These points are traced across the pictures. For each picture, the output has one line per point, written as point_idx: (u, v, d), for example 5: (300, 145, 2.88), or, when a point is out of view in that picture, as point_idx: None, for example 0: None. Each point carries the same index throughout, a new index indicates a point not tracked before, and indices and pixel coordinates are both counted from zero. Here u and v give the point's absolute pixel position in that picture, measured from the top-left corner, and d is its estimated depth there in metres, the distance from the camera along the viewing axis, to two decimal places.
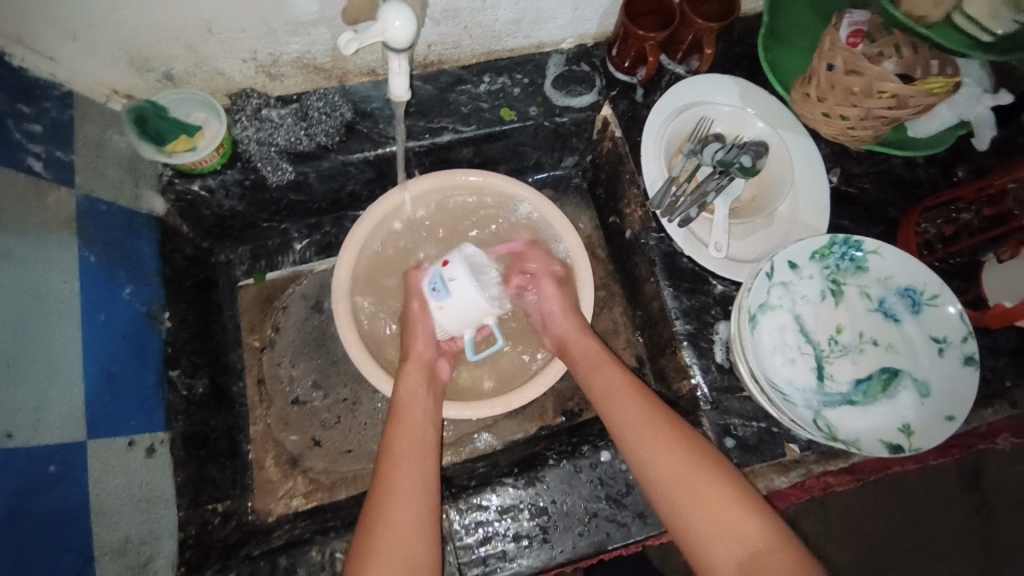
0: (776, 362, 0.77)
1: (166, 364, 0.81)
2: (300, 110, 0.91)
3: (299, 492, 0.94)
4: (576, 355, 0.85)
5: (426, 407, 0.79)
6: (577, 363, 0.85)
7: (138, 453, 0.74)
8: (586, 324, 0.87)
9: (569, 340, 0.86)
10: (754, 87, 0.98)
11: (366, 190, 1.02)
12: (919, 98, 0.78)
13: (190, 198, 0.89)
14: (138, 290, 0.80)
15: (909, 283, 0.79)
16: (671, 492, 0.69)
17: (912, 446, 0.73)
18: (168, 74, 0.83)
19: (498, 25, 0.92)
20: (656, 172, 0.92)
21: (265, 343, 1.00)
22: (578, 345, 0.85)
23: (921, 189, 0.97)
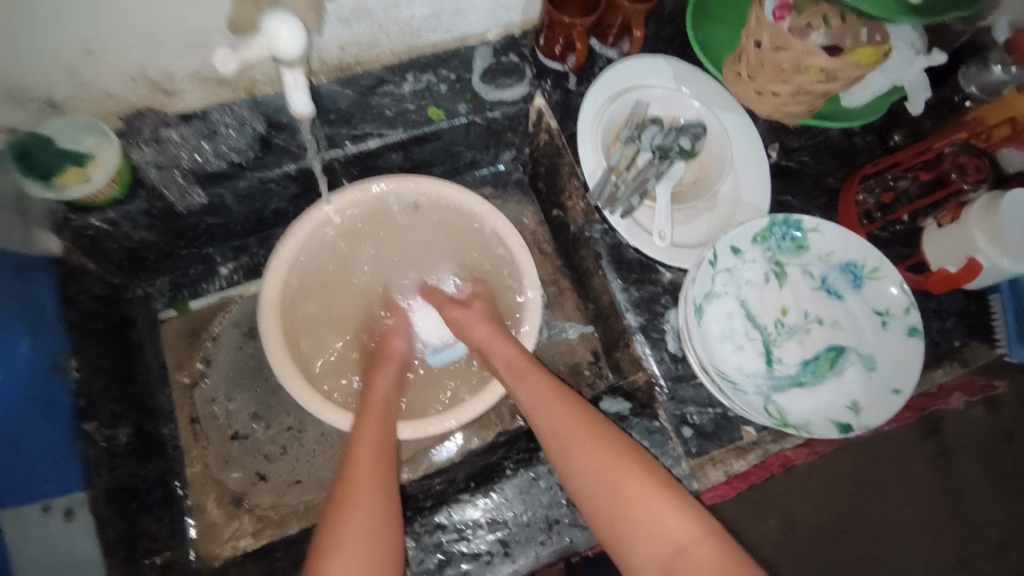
0: (724, 350, 0.75)
1: (79, 419, 0.74)
2: (207, 128, 0.84)
3: (246, 532, 0.89)
4: (496, 361, 0.81)
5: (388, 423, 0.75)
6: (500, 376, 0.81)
7: (56, 518, 0.68)
8: (501, 329, 0.84)
9: (487, 348, 0.83)
10: (685, 65, 0.95)
11: (292, 206, 0.97)
12: (847, 69, 0.76)
13: (91, 233, 0.81)
14: (39, 342, 0.72)
15: (851, 258, 0.78)
16: (605, 493, 0.66)
17: (861, 423, 0.73)
18: (52, 101, 0.74)
19: (415, 21, 0.86)
20: (594, 162, 0.89)
21: (196, 378, 0.94)
22: (496, 356, 0.82)
23: (859, 156, 0.97)
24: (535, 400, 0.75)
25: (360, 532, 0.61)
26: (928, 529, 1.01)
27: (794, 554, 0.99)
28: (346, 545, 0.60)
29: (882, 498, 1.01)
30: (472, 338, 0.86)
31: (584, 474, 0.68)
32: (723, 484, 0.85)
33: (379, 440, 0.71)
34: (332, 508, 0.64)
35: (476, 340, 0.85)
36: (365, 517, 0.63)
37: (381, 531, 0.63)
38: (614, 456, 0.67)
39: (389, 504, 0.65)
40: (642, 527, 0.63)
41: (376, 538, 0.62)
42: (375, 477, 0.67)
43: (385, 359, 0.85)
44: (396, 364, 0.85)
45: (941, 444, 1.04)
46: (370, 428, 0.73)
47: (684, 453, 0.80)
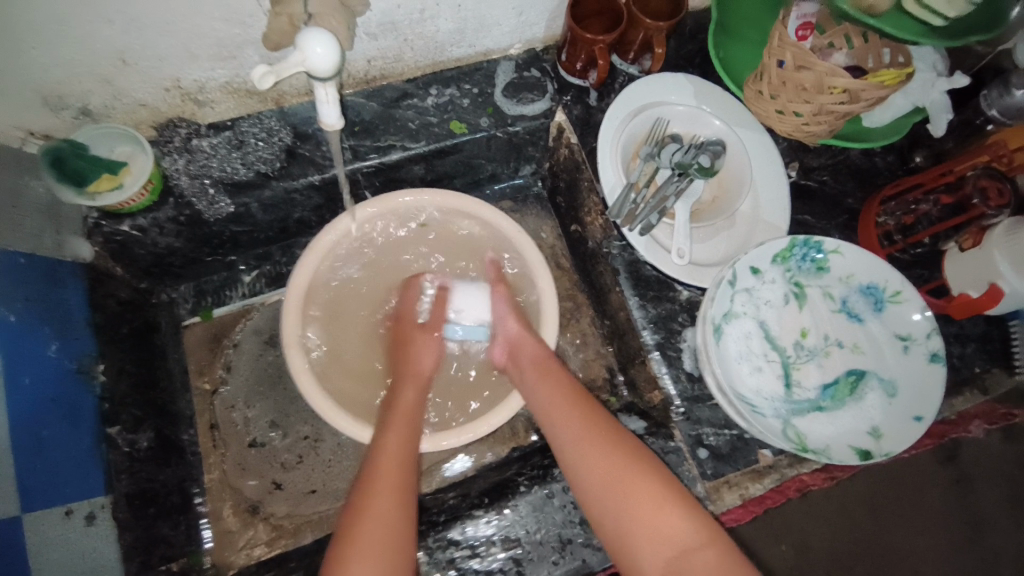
0: (742, 371, 0.76)
1: (103, 422, 0.76)
2: (235, 138, 0.85)
3: (260, 540, 0.89)
4: (525, 359, 0.82)
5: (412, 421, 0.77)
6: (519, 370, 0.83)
7: (76, 522, 0.69)
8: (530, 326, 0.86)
9: (518, 343, 0.84)
10: (707, 84, 0.96)
11: (315, 216, 0.98)
12: (871, 91, 0.75)
13: (120, 238, 0.83)
14: (66, 346, 0.74)
15: (871, 281, 0.78)
16: (607, 493, 0.67)
17: (882, 450, 0.72)
18: (86, 109, 0.76)
19: (440, 35, 0.88)
20: (614, 179, 0.89)
21: (217, 384, 0.95)
22: (525, 352, 0.83)
23: (879, 177, 0.97)
24: (556, 402, 0.76)
25: (379, 539, 0.63)
26: (947, 556, 0.99)
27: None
28: (364, 549, 0.62)
29: (900, 523, 1.00)
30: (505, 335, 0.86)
31: (588, 480, 0.69)
32: (738, 508, 0.83)
33: (397, 445, 0.72)
34: (351, 511, 0.66)
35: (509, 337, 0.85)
36: (383, 521, 0.64)
37: (396, 531, 0.64)
38: (617, 459, 0.69)
39: (407, 508, 0.67)
40: (642, 526, 0.64)
41: (395, 542, 0.63)
42: (393, 483, 0.68)
43: (411, 377, 0.82)
44: (423, 381, 0.83)
45: (960, 471, 1.03)
46: (392, 428, 0.74)
47: (700, 475, 0.80)
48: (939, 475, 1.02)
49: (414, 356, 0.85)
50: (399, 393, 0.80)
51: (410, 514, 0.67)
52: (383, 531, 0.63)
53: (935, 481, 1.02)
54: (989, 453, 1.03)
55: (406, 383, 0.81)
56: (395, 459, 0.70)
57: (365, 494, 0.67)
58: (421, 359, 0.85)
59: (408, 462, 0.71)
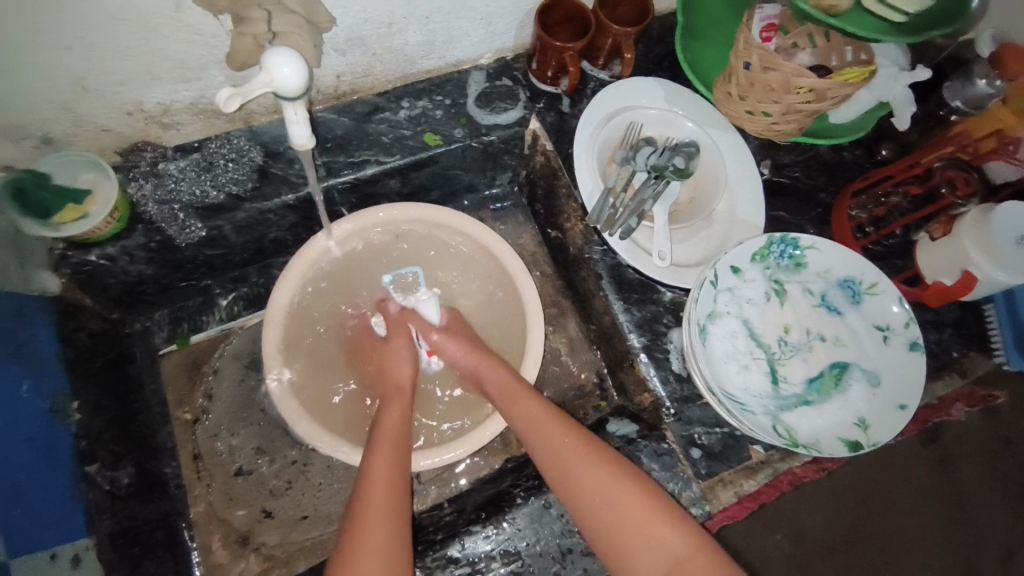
0: (730, 371, 0.77)
1: (81, 462, 0.73)
2: (204, 160, 0.83)
3: (253, 572, 0.87)
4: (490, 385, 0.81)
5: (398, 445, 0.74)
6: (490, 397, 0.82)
7: (63, 565, 0.66)
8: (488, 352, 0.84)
9: (478, 372, 0.82)
10: (678, 87, 0.97)
11: (291, 235, 0.96)
12: (836, 89, 0.77)
13: (89, 268, 0.80)
14: (37, 385, 0.71)
15: (848, 275, 0.80)
16: (602, 511, 0.67)
17: (871, 441, 0.74)
18: (48, 138, 0.74)
19: (409, 48, 0.87)
20: (592, 184, 0.89)
21: (198, 414, 0.93)
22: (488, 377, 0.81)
23: (849, 172, 0.99)
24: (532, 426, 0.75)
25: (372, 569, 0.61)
26: (935, 534, 1.01)
27: (804, 567, 0.99)
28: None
29: (888, 506, 1.01)
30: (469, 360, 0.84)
31: (582, 498, 0.69)
32: (733, 505, 0.82)
33: (386, 470, 0.70)
34: (342, 544, 0.64)
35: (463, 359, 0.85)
36: (375, 554, 0.62)
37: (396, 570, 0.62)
38: (608, 476, 0.68)
39: (402, 537, 0.65)
40: (638, 541, 0.64)
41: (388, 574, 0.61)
42: (385, 512, 0.66)
43: (393, 397, 0.80)
44: (406, 400, 0.80)
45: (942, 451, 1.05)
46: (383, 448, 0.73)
47: (694, 475, 0.81)
48: (924, 455, 1.04)
49: (390, 371, 0.83)
50: (384, 415, 0.77)
51: (405, 547, 0.64)
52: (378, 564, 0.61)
53: (920, 460, 1.04)
54: (970, 431, 1.04)
55: (391, 404, 0.79)
56: (384, 486, 0.68)
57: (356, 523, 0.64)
58: (401, 375, 0.83)
59: (398, 487, 0.69)
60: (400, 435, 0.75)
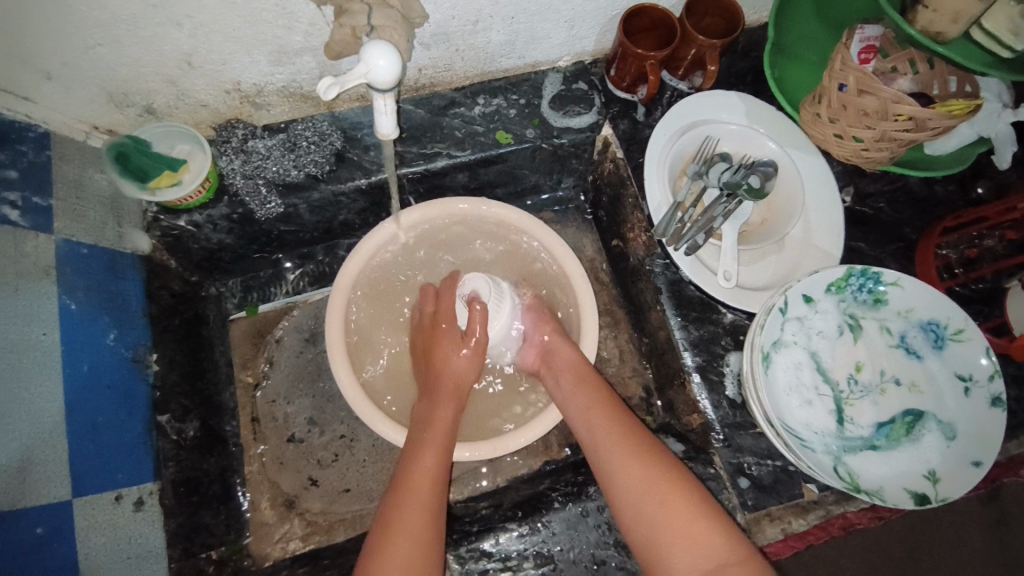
0: (791, 404, 0.73)
1: (154, 410, 0.78)
2: (289, 140, 0.87)
3: (296, 534, 0.91)
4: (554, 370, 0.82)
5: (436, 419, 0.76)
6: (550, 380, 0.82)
7: (126, 507, 0.70)
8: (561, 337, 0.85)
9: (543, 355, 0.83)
10: (761, 104, 0.93)
11: (359, 219, 0.99)
12: (938, 120, 0.72)
13: (177, 233, 0.86)
14: (123, 335, 0.76)
15: (932, 317, 0.75)
16: (644, 509, 0.66)
17: (938, 495, 0.69)
18: (149, 108, 0.80)
19: (491, 47, 0.88)
20: (660, 197, 0.87)
21: (258, 378, 0.98)
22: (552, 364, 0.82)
23: (940, 207, 0.93)
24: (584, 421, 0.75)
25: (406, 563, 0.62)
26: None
27: None
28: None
29: (937, 563, 0.94)
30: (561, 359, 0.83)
31: (623, 505, 0.68)
32: (778, 542, 0.80)
33: (428, 469, 0.70)
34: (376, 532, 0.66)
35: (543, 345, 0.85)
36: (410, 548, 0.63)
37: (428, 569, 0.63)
38: (654, 475, 0.68)
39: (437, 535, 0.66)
40: (681, 541, 0.63)
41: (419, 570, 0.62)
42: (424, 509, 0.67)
43: (447, 393, 0.79)
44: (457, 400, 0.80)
45: (999, 510, 0.96)
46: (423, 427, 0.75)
47: (739, 504, 0.78)
48: (979, 514, 0.96)
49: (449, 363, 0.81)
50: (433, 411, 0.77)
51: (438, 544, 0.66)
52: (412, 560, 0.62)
53: (973, 520, 0.96)
54: None
55: (434, 393, 0.79)
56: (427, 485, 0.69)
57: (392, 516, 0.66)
58: (460, 373, 0.81)
59: (439, 486, 0.70)
60: (442, 426, 0.76)
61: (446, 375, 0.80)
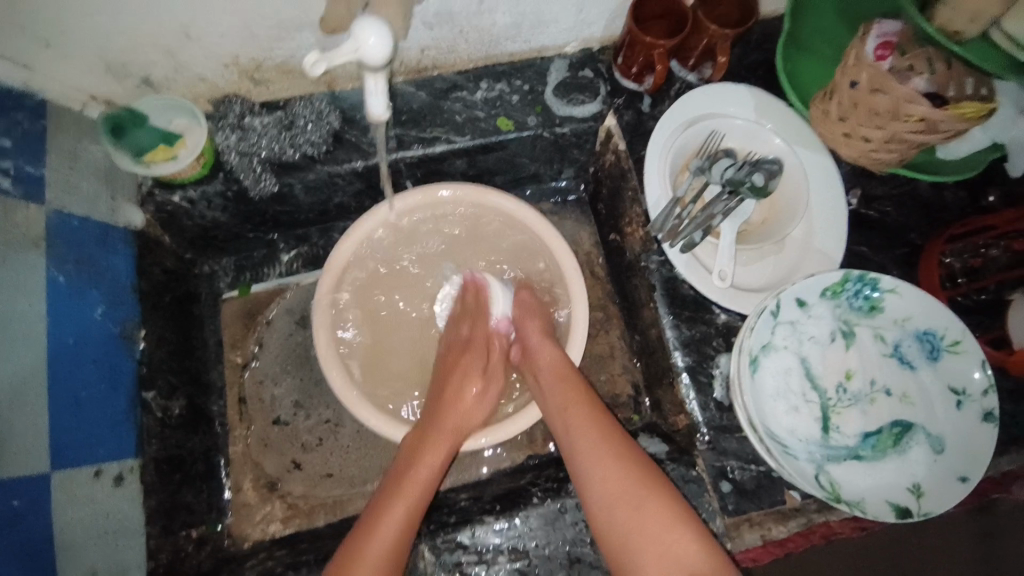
0: (778, 409, 0.73)
1: (140, 387, 0.79)
2: (286, 119, 0.86)
3: (276, 517, 0.92)
4: (541, 367, 0.81)
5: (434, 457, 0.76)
6: (538, 378, 0.81)
7: (105, 483, 0.71)
8: (549, 329, 0.85)
9: (534, 350, 0.82)
10: (770, 98, 0.91)
11: (355, 202, 0.98)
12: (950, 122, 0.70)
13: (170, 209, 0.85)
14: (111, 310, 0.77)
15: (929, 327, 0.73)
16: (616, 514, 0.66)
17: (921, 509, 0.68)
18: (147, 79, 0.78)
19: (496, 29, 0.86)
20: (660, 191, 0.85)
21: (248, 359, 0.98)
22: (540, 360, 0.81)
23: (948, 214, 0.90)
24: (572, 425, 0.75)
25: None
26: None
27: None
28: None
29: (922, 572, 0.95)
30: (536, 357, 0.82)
31: (597, 511, 0.68)
32: (756, 547, 0.79)
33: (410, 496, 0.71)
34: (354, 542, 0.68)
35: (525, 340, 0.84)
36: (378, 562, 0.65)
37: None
38: (628, 477, 0.68)
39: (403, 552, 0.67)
40: (652, 546, 0.64)
41: None
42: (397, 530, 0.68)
43: (450, 433, 0.79)
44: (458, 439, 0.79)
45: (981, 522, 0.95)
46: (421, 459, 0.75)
47: (719, 508, 0.78)
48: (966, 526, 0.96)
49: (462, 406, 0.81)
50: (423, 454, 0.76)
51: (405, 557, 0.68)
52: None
53: (961, 531, 0.96)
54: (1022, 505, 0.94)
55: (428, 446, 0.77)
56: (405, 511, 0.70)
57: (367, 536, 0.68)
58: (464, 414, 0.81)
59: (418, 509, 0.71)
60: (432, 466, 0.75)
61: (452, 418, 0.80)
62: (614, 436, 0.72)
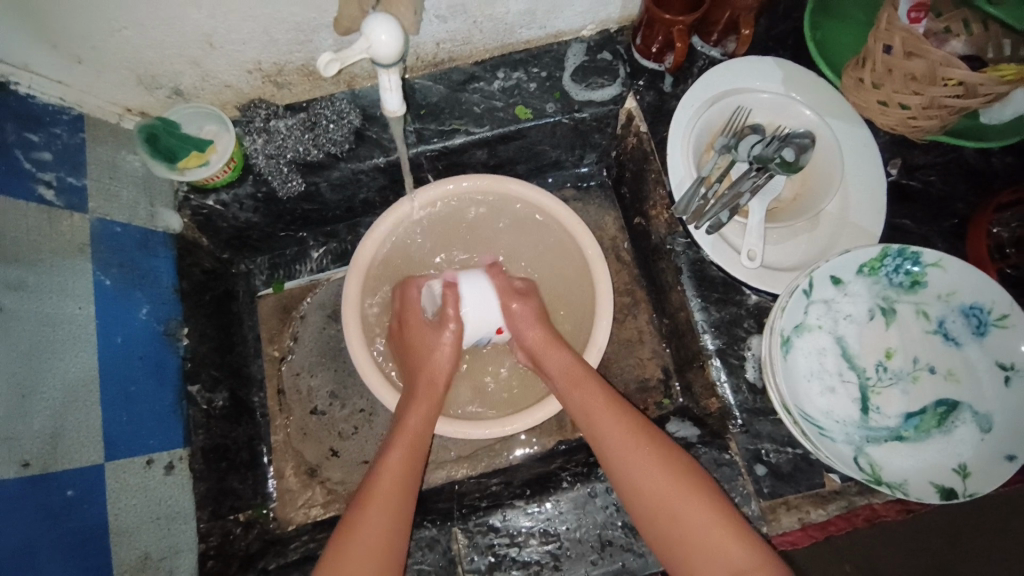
0: (812, 391, 0.70)
1: (185, 381, 0.83)
2: (309, 120, 0.89)
3: (317, 501, 0.95)
4: (554, 370, 0.79)
5: (427, 405, 0.78)
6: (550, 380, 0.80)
7: (156, 471, 0.75)
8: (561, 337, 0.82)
9: (544, 353, 0.81)
10: (799, 70, 0.87)
11: (380, 197, 1.00)
12: (990, 86, 0.66)
13: (206, 211, 0.89)
14: (155, 309, 0.81)
15: (976, 301, 0.69)
16: (658, 520, 0.66)
17: (968, 492, 0.65)
18: (177, 90, 0.82)
19: (510, 17, 0.85)
20: (684, 171, 0.83)
21: (285, 352, 1.01)
22: (551, 361, 0.80)
23: (999, 180, 0.85)
24: (595, 414, 0.74)
25: (369, 541, 0.65)
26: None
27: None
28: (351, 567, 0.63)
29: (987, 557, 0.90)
30: (524, 341, 0.83)
31: (635, 502, 0.67)
32: (795, 530, 0.76)
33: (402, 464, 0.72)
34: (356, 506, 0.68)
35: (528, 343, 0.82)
36: (377, 524, 0.66)
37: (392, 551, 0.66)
38: (670, 484, 0.66)
39: (403, 517, 0.68)
40: (695, 552, 0.63)
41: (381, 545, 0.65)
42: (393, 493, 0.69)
43: (424, 394, 0.79)
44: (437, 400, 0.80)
45: None
46: (416, 406, 0.78)
47: (755, 492, 0.76)
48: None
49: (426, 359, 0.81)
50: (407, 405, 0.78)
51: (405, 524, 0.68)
52: (379, 531, 0.66)
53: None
54: None
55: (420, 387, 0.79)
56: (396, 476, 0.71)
57: (364, 501, 0.68)
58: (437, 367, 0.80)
59: (410, 478, 0.72)
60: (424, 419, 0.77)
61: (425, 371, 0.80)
62: (657, 437, 0.71)
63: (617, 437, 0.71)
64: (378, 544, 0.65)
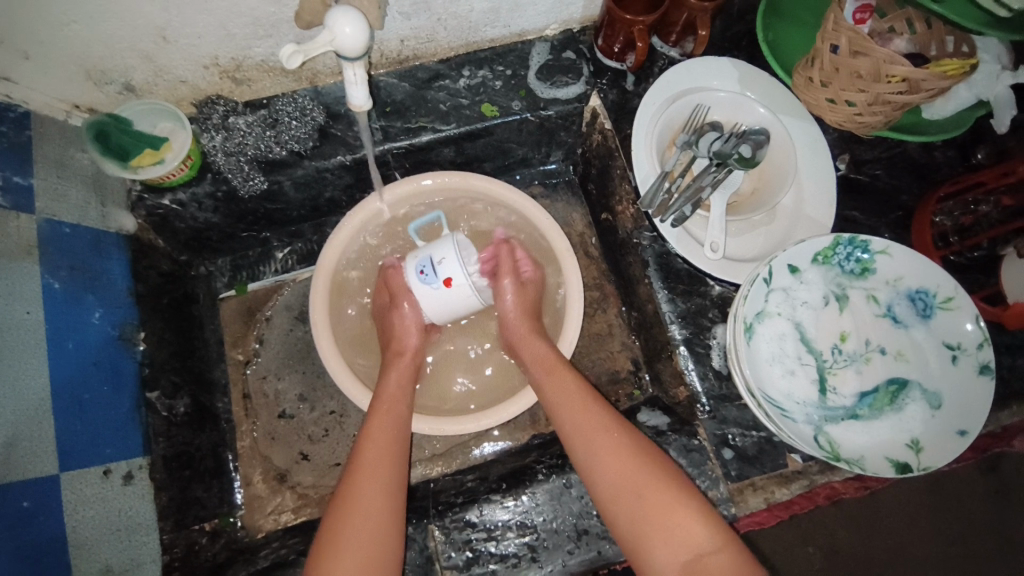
0: (774, 374, 0.73)
1: (143, 388, 0.79)
2: (270, 116, 0.86)
3: (287, 507, 0.93)
4: (531, 359, 0.81)
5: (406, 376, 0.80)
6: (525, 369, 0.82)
7: (115, 481, 0.72)
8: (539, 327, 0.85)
9: (521, 343, 0.83)
10: (752, 68, 0.90)
11: (346, 196, 0.99)
12: (933, 81, 0.71)
13: (162, 212, 0.86)
14: (109, 314, 0.77)
15: (921, 285, 0.74)
16: (624, 502, 0.66)
17: (921, 465, 0.69)
18: (128, 85, 0.79)
19: (474, 15, 0.85)
20: (648, 167, 0.85)
21: (250, 356, 0.99)
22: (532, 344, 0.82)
23: (938, 173, 0.91)
24: (566, 392, 0.76)
25: (369, 507, 0.66)
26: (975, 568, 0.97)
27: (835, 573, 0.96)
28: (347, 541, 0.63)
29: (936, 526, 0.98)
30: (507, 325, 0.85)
31: (599, 487, 0.69)
32: (761, 511, 0.81)
33: (387, 436, 0.72)
34: (348, 477, 0.69)
35: (512, 328, 0.85)
36: (372, 496, 0.67)
37: (385, 532, 0.65)
38: (631, 465, 0.68)
39: (394, 489, 0.69)
40: (658, 532, 0.63)
41: (375, 514, 0.66)
42: (383, 475, 0.69)
43: (396, 363, 0.81)
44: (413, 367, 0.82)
45: (999, 480, 0.99)
46: (377, 418, 0.74)
47: (723, 475, 0.79)
48: (978, 482, 0.99)
49: (403, 333, 0.83)
50: (385, 377, 0.80)
51: (401, 499, 0.69)
52: (372, 512, 0.66)
53: (970, 486, 0.99)
54: None
55: (393, 369, 0.80)
56: (383, 450, 0.71)
57: (354, 475, 0.68)
58: (405, 341, 0.83)
59: (396, 448, 0.72)
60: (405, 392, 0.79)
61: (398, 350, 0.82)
62: (628, 428, 0.72)
63: (577, 415, 0.73)
64: (374, 520, 0.65)
